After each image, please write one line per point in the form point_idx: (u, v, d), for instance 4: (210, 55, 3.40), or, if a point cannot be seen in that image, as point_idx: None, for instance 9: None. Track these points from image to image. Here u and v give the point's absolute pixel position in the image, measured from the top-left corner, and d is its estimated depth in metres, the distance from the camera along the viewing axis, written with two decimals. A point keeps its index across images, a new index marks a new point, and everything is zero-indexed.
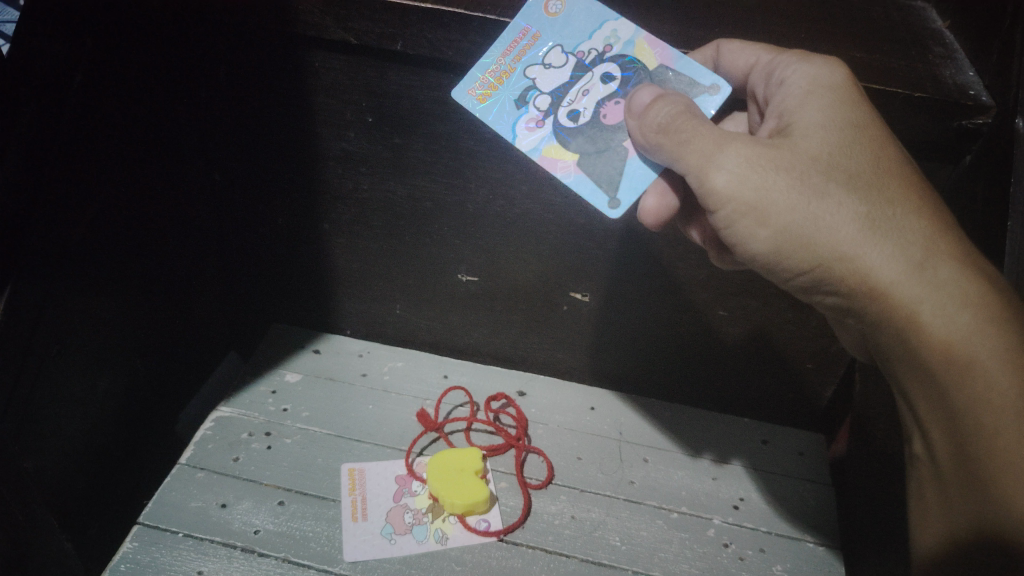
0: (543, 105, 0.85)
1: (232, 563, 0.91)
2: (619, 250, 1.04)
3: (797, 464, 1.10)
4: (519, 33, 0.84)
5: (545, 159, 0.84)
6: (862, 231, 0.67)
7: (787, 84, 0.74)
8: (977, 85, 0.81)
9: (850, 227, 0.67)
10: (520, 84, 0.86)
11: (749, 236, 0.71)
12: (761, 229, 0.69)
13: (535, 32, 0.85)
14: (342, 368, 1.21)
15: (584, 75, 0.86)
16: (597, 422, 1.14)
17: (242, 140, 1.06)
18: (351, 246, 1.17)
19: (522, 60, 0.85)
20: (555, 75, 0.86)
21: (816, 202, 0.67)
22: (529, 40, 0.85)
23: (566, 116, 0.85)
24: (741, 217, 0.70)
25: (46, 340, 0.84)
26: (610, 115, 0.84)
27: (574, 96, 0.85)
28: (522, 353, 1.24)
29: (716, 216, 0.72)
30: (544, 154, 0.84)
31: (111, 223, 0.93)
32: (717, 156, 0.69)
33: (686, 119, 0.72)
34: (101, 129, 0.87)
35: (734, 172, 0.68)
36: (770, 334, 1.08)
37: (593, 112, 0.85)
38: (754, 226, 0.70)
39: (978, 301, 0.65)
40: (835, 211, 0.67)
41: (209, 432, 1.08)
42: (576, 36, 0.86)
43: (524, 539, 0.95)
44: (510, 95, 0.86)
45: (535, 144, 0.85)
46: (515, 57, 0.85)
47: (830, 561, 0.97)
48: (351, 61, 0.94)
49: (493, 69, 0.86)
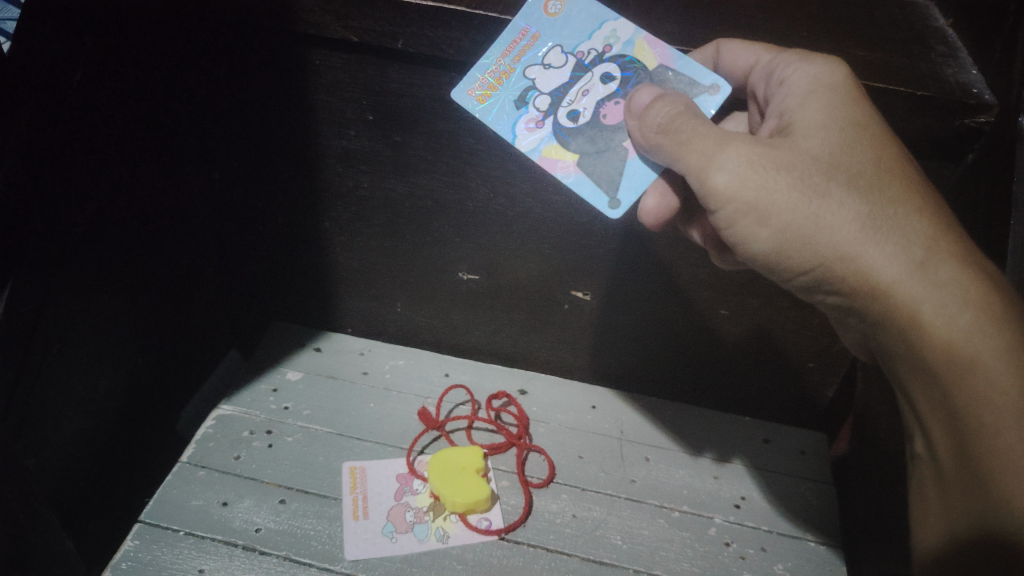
0: (543, 105, 0.85)
1: (233, 561, 0.91)
2: (621, 249, 1.03)
3: (799, 463, 1.10)
4: (519, 33, 0.84)
5: (546, 159, 0.84)
6: (863, 231, 0.67)
7: (787, 84, 0.74)
8: (979, 83, 0.81)
9: (851, 227, 0.67)
10: (519, 85, 0.85)
11: (749, 236, 0.71)
12: (761, 229, 0.69)
13: (535, 32, 0.84)
14: (343, 365, 1.21)
15: (584, 75, 0.85)
16: (598, 421, 1.14)
17: (243, 139, 1.06)
18: (352, 244, 1.16)
19: (521, 61, 0.85)
20: (555, 76, 0.86)
21: (817, 202, 0.67)
22: (528, 40, 0.84)
23: (566, 116, 0.85)
24: (741, 217, 0.70)
25: (47, 338, 0.84)
26: (610, 115, 0.84)
27: (574, 96, 0.85)
28: (523, 352, 1.24)
29: (717, 216, 0.72)
30: (544, 154, 0.84)
31: (112, 221, 0.92)
32: (717, 156, 0.68)
33: (686, 119, 0.72)
34: (101, 127, 0.88)
35: (734, 171, 0.68)
36: (771, 333, 1.08)
37: (593, 112, 0.85)
38: (755, 225, 0.69)
39: (978, 301, 0.65)
40: (835, 210, 0.67)
41: (210, 430, 1.08)
42: (576, 36, 0.86)
43: (525, 538, 0.95)
44: (509, 95, 0.86)
45: (535, 144, 0.85)
46: (515, 58, 0.85)
47: (832, 560, 0.97)
48: (352, 60, 0.94)
49: (492, 70, 0.85)
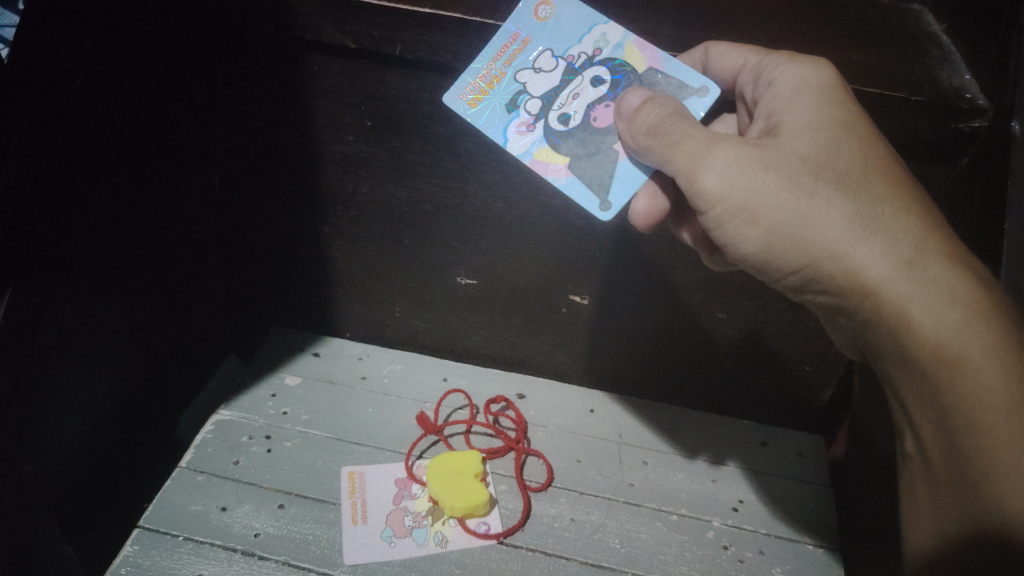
0: (534, 109, 0.86)
1: (232, 566, 0.91)
2: (618, 252, 1.04)
3: (796, 466, 1.10)
4: (509, 38, 0.84)
5: (536, 162, 0.85)
6: (851, 230, 0.67)
7: (775, 85, 0.75)
8: (973, 87, 0.81)
9: (839, 225, 0.67)
10: (511, 89, 0.86)
11: (739, 236, 0.72)
12: (750, 229, 0.70)
13: (525, 37, 0.85)
14: (342, 370, 1.21)
15: (574, 79, 0.86)
16: (596, 424, 1.14)
17: (241, 144, 1.07)
18: (351, 249, 1.17)
19: (513, 65, 0.85)
20: (545, 80, 0.86)
21: (805, 201, 0.67)
22: (518, 45, 0.85)
23: (557, 119, 0.85)
24: (731, 217, 0.70)
25: (46, 342, 0.85)
26: (600, 119, 0.85)
27: (564, 100, 0.86)
28: (521, 355, 1.24)
29: (707, 217, 0.73)
30: (535, 157, 0.85)
31: (111, 226, 0.93)
32: (707, 157, 0.69)
33: (676, 121, 0.72)
34: (101, 131, 0.88)
35: (723, 172, 0.68)
36: (769, 337, 1.08)
37: (583, 115, 0.85)
38: (744, 226, 0.70)
39: (967, 298, 0.66)
40: (823, 209, 0.67)
41: (208, 435, 1.08)
42: (566, 40, 0.86)
43: (524, 542, 0.96)
44: (501, 99, 0.86)
45: (527, 147, 0.85)
46: (506, 62, 0.85)
47: (830, 563, 0.97)
48: (350, 65, 0.94)
49: (483, 74, 0.86)
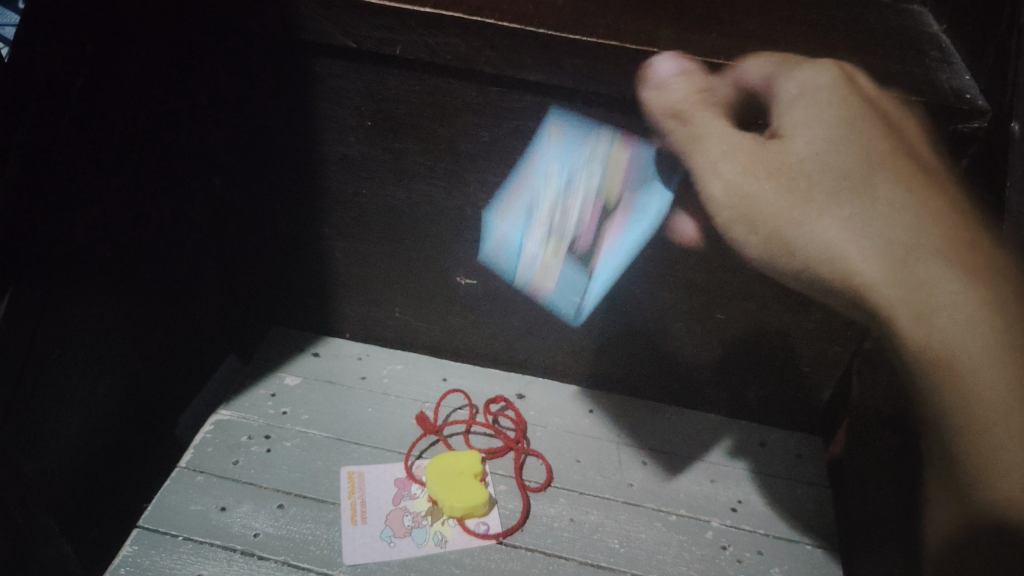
0: (536, 241, 1.06)
1: (232, 566, 0.91)
2: (617, 253, 1.04)
3: (796, 466, 1.11)
4: (513, 190, 1.02)
5: (532, 290, 1.12)
6: (847, 235, 0.69)
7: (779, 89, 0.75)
8: (972, 89, 0.82)
9: (834, 233, 0.69)
10: (518, 236, 1.07)
11: (746, 237, 0.76)
12: (758, 230, 0.74)
13: (527, 184, 1.01)
14: (342, 371, 1.22)
15: (571, 204, 1.01)
16: (595, 425, 1.15)
17: (241, 145, 1.07)
18: (351, 250, 1.17)
19: (523, 214, 1.04)
20: (547, 202, 1.02)
21: (800, 208, 0.70)
22: (523, 195, 1.02)
23: (553, 237, 1.04)
24: (739, 220, 0.75)
25: (45, 342, 0.84)
26: (584, 239, 1.03)
27: (563, 222, 1.02)
28: (520, 356, 1.23)
29: (718, 218, 0.78)
30: (531, 287, 1.12)
31: (110, 228, 0.92)
32: (717, 162, 0.73)
33: (701, 109, 0.75)
34: (100, 132, 0.88)
35: (730, 167, 0.72)
36: (769, 338, 1.08)
37: (577, 233, 1.03)
38: (753, 227, 0.74)
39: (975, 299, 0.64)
40: (818, 217, 0.70)
41: (208, 435, 1.08)
42: (567, 161, 0.98)
43: (523, 542, 0.96)
44: (514, 233, 1.07)
45: (527, 273, 1.10)
46: (513, 211, 1.04)
47: (829, 563, 0.97)
48: (354, 68, 0.95)
49: (500, 209, 1.05)
